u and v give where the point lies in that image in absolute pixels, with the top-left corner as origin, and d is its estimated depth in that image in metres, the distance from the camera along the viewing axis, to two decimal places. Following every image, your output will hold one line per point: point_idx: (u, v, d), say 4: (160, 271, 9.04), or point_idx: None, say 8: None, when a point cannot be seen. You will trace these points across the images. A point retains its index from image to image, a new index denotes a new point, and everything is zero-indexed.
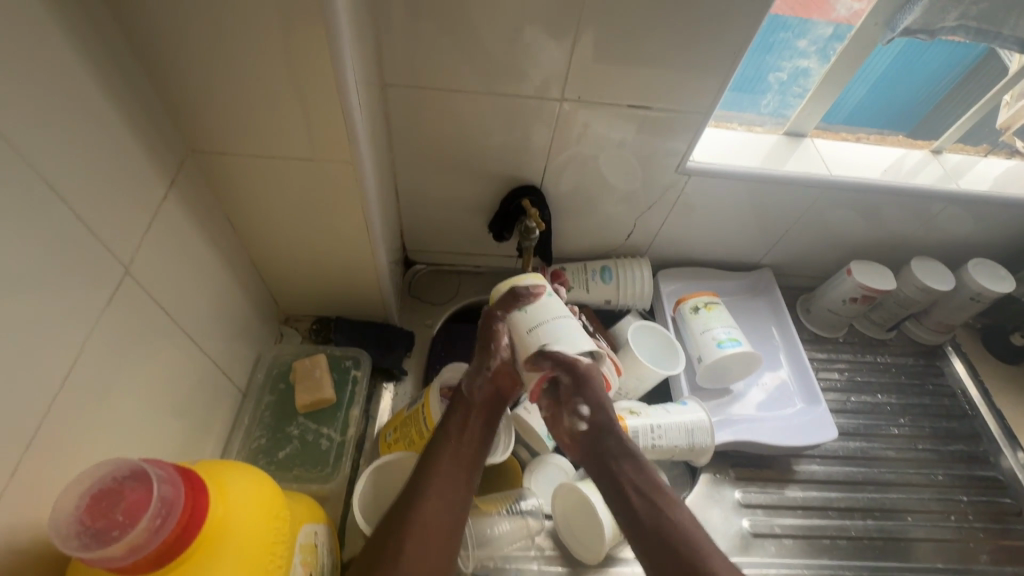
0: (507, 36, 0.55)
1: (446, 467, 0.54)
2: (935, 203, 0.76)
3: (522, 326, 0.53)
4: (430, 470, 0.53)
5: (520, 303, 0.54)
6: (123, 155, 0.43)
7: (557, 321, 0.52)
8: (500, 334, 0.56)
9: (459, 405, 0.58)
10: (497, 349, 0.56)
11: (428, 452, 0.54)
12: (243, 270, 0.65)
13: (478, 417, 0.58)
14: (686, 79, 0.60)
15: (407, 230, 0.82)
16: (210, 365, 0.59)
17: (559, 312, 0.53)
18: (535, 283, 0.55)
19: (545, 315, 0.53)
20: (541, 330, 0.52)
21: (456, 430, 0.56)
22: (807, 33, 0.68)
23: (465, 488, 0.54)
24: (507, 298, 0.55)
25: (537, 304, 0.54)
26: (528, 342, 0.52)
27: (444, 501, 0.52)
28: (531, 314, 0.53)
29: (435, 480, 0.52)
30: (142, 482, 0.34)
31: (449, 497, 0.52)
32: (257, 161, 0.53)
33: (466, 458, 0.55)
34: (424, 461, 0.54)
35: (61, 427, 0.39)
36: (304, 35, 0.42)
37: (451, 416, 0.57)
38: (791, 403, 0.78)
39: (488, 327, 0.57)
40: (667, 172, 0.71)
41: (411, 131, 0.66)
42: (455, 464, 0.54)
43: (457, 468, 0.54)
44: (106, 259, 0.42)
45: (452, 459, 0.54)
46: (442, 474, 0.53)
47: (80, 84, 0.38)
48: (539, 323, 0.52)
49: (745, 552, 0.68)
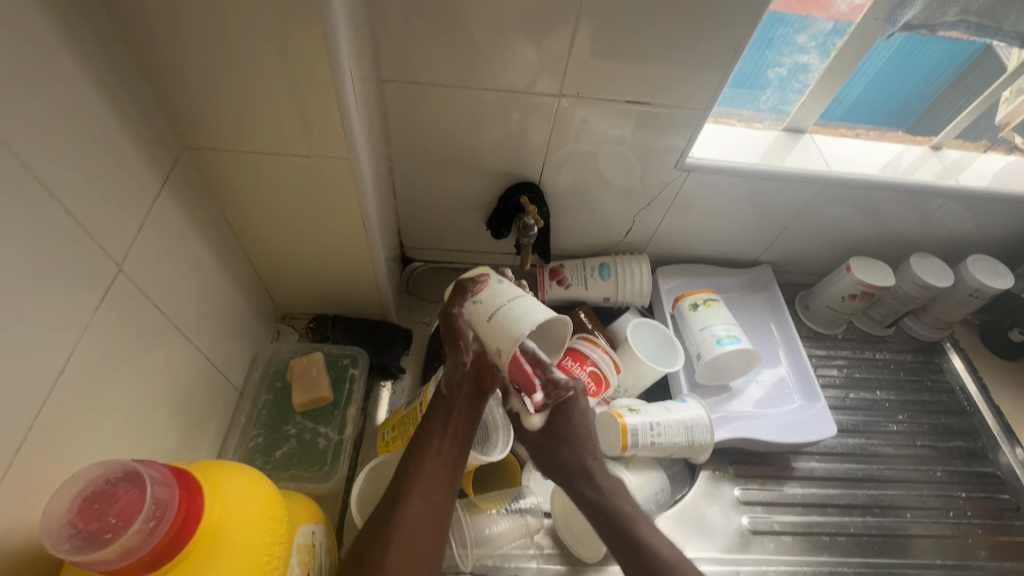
0: (505, 30, 0.55)
1: (428, 470, 0.52)
2: (935, 199, 0.75)
3: (481, 317, 0.51)
4: (412, 473, 0.51)
5: (474, 292, 0.53)
6: (115, 149, 0.42)
7: (513, 303, 0.50)
8: (465, 329, 0.53)
9: (439, 405, 0.56)
10: (467, 345, 0.53)
11: (411, 453, 0.53)
12: (239, 267, 0.64)
13: (459, 418, 0.56)
14: (687, 74, 0.59)
15: (404, 227, 0.81)
16: (207, 363, 0.59)
17: (509, 295, 0.52)
18: (484, 274, 0.55)
19: (500, 299, 0.51)
20: (499, 315, 0.50)
21: (439, 430, 0.54)
22: (807, 29, 0.67)
23: (450, 491, 0.52)
24: (456, 293, 0.54)
25: (489, 290, 0.53)
26: (490, 332, 0.50)
27: (428, 503, 0.50)
28: (485, 304, 0.51)
29: (418, 483, 0.51)
30: (136, 484, 0.34)
31: (433, 498, 0.51)
32: (252, 158, 0.52)
33: (449, 461, 0.53)
34: (405, 463, 0.52)
35: (53, 428, 0.39)
36: (300, 31, 0.41)
37: (432, 416, 0.56)
38: (791, 400, 0.78)
39: (452, 324, 0.55)
40: (667, 169, 0.71)
41: (408, 127, 0.65)
42: (438, 466, 0.53)
43: (440, 470, 0.52)
44: (99, 256, 0.41)
45: (435, 460, 0.53)
46: (423, 477, 0.51)
47: (71, 77, 0.37)
48: (495, 311, 0.50)
49: (744, 549, 0.68)
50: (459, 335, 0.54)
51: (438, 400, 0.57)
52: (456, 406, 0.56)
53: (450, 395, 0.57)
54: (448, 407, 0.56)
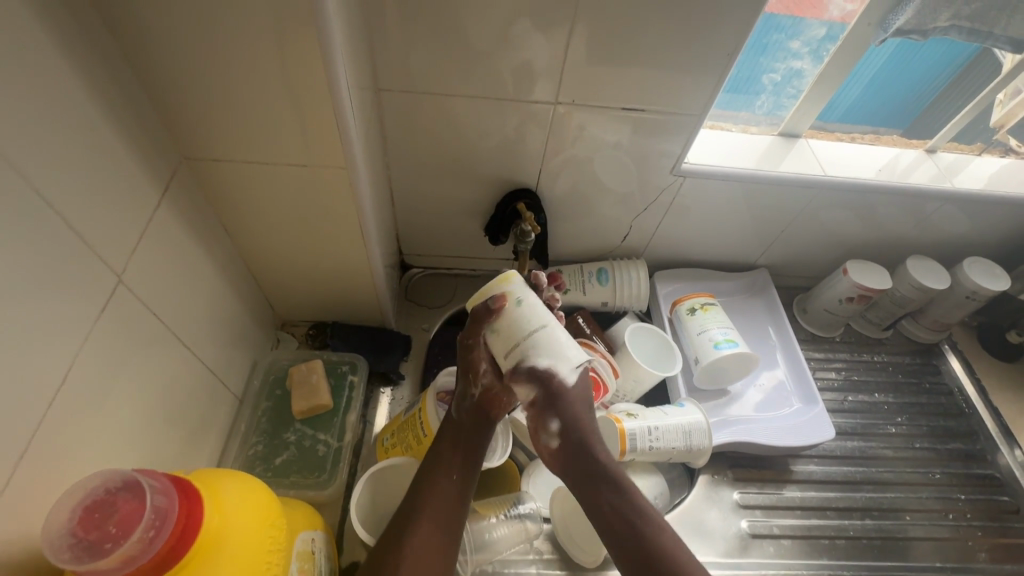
0: (500, 39, 0.55)
1: (439, 493, 0.52)
2: (930, 201, 0.76)
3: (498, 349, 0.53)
4: (422, 495, 0.51)
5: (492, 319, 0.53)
6: (113, 162, 0.43)
7: (535, 338, 0.51)
8: (479, 358, 0.55)
9: (446, 427, 0.56)
10: (478, 370, 0.56)
11: (419, 476, 0.53)
12: (238, 275, 0.65)
13: (467, 439, 0.56)
14: (681, 80, 0.60)
15: (403, 234, 0.82)
16: (206, 371, 0.59)
17: (532, 326, 0.52)
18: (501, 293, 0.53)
19: (520, 333, 0.52)
20: (518, 351, 0.51)
21: (447, 452, 0.54)
22: (800, 34, 0.68)
23: (460, 511, 0.53)
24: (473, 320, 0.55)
25: (510, 317, 0.52)
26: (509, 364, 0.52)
27: (437, 525, 0.50)
28: (505, 334, 0.52)
29: (429, 505, 0.51)
30: (135, 493, 0.34)
31: (443, 519, 0.51)
32: (251, 168, 0.53)
33: (459, 482, 0.53)
34: (415, 487, 0.52)
35: (54, 437, 0.39)
36: (296, 43, 0.42)
37: (439, 438, 0.55)
38: (788, 403, 0.78)
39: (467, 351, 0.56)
40: (662, 174, 0.71)
41: (406, 135, 0.66)
42: (449, 487, 0.53)
43: (450, 492, 0.52)
44: (99, 268, 0.42)
45: (445, 481, 0.53)
46: (431, 500, 0.51)
47: (70, 92, 0.38)
48: (515, 346, 0.52)
49: (744, 553, 0.68)
50: (472, 364, 0.56)
51: (445, 423, 0.57)
52: (463, 428, 0.56)
53: (457, 418, 0.56)
54: (455, 430, 0.56)
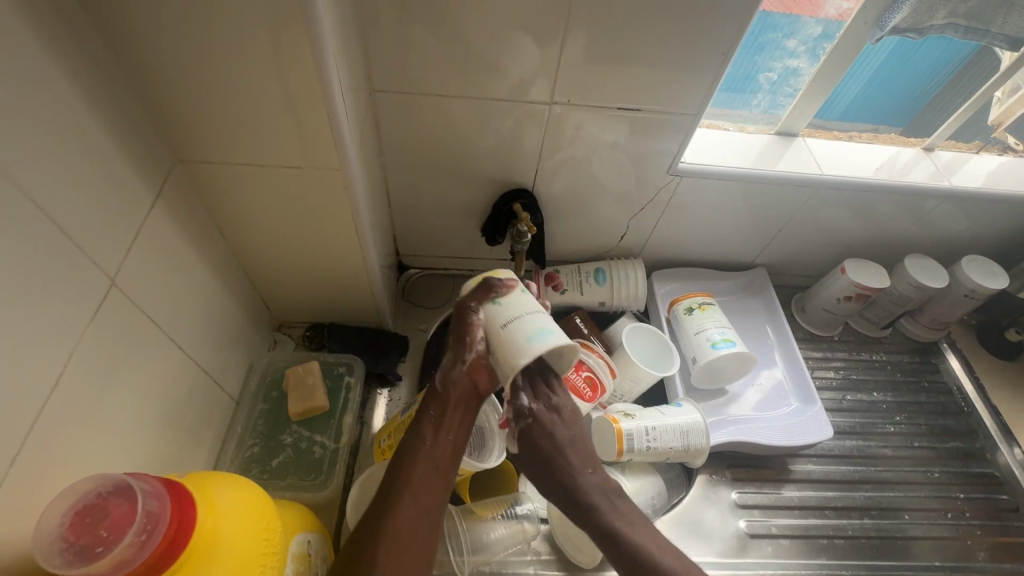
0: (495, 38, 0.55)
1: (420, 472, 0.52)
2: (929, 199, 0.76)
3: (495, 322, 0.51)
4: (404, 473, 0.51)
5: (496, 294, 0.52)
6: (106, 163, 0.43)
7: (530, 317, 0.50)
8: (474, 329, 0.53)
9: (433, 401, 0.55)
10: (472, 342, 0.53)
11: (403, 454, 0.53)
12: (234, 276, 0.65)
13: (453, 416, 0.55)
14: (677, 80, 0.60)
15: (400, 234, 0.81)
16: (202, 373, 0.59)
17: (531, 307, 0.51)
18: (510, 278, 0.54)
19: (518, 310, 0.50)
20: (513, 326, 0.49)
21: (432, 429, 0.54)
22: (796, 33, 0.68)
23: (443, 492, 0.52)
24: (479, 290, 0.53)
25: (513, 297, 0.52)
26: (501, 339, 0.50)
27: (419, 509, 0.50)
28: (505, 308, 0.51)
29: (410, 486, 0.51)
30: (127, 497, 0.34)
31: (424, 500, 0.51)
32: (245, 169, 0.53)
33: (443, 460, 0.53)
34: (397, 464, 0.52)
35: (47, 440, 0.39)
36: (288, 44, 0.42)
37: (426, 413, 0.55)
38: (786, 403, 0.78)
39: (462, 322, 0.53)
40: (659, 173, 0.71)
41: (401, 136, 0.65)
42: (431, 467, 0.52)
43: (431, 471, 0.52)
44: (92, 270, 0.42)
45: (428, 460, 0.52)
46: (416, 477, 0.51)
47: (61, 94, 0.38)
48: (510, 321, 0.50)
49: (741, 553, 0.68)
50: (467, 332, 0.53)
51: (432, 396, 0.56)
52: (450, 403, 0.55)
53: (444, 391, 0.55)
54: (442, 404, 0.55)
